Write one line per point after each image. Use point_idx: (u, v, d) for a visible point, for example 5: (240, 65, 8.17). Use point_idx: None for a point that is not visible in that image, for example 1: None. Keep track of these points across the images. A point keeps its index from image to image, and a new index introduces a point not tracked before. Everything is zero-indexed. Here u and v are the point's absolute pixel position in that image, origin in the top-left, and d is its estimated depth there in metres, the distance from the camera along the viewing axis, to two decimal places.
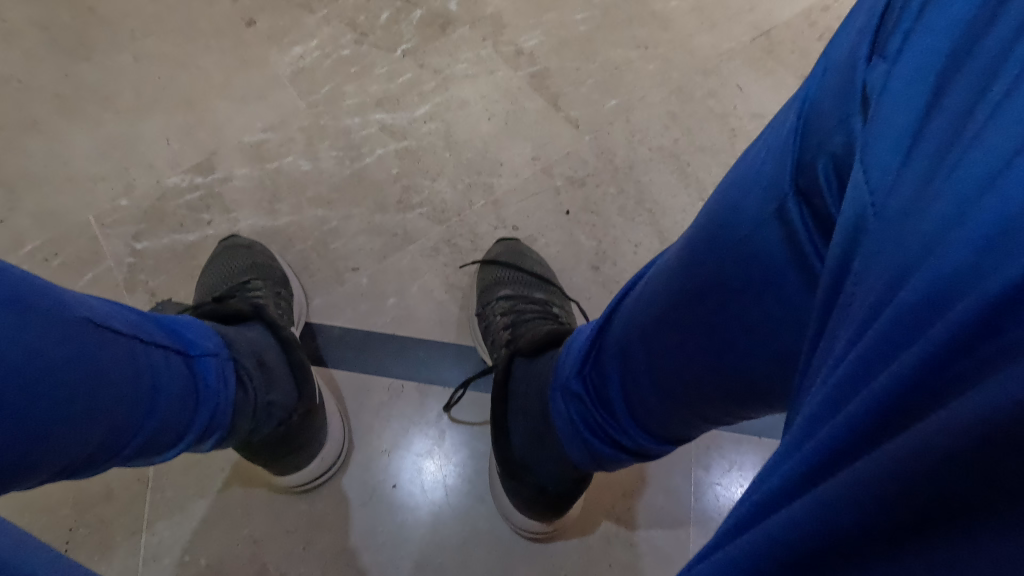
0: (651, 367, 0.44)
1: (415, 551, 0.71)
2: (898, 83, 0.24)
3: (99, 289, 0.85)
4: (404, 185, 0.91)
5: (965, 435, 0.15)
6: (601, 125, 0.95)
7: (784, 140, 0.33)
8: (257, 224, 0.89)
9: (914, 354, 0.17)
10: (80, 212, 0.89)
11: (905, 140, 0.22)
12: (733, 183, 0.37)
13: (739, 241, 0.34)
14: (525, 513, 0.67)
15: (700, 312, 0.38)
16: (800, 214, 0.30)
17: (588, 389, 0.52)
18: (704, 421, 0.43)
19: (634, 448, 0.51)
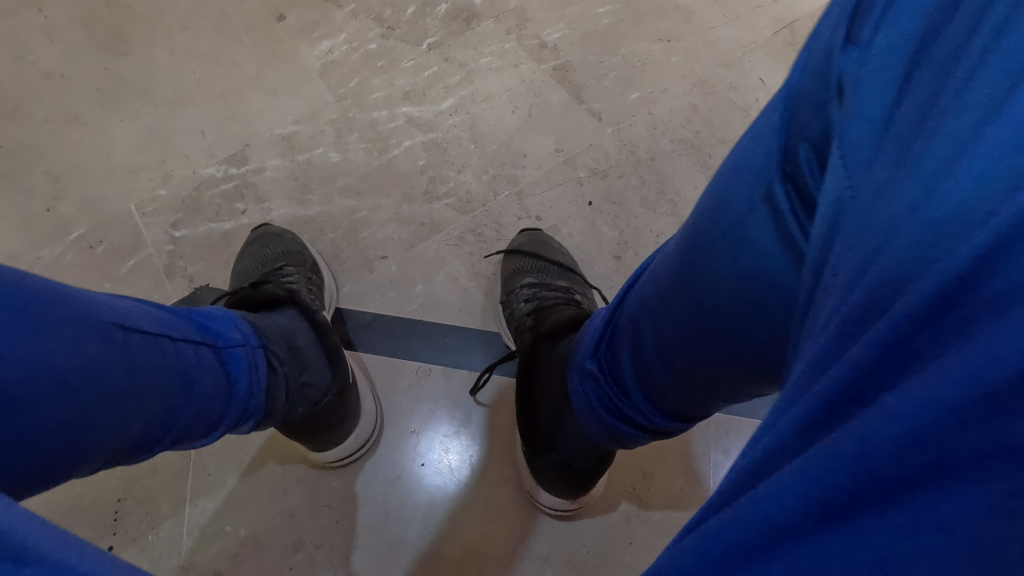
0: (659, 348, 0.46)
1: (442, 527, 0.74)
2: (862, 79, 0.25)
3: (140, 275, 0.89)
4: (430, 177, 0.93)
5: (929, 402, 0.16)
6: (623, 117, 0.96)
7: (770, 131, 0.35)
8: (289, 213, 0.93)
9: (891, 312, 0.18)
10: (122, 201, 0.93)
11: (875, 131, 0.24)
12: (728, 168, 0.39)
13: (731, 227, 0.37)
14: (551, 491, 0.70)
15: (700, 292, 0.40)
16: (787, 198, 0.33)
17: (602, 369, 0.54)
18: (711, 398, 0.45)
19: (648, 426, 0.53)
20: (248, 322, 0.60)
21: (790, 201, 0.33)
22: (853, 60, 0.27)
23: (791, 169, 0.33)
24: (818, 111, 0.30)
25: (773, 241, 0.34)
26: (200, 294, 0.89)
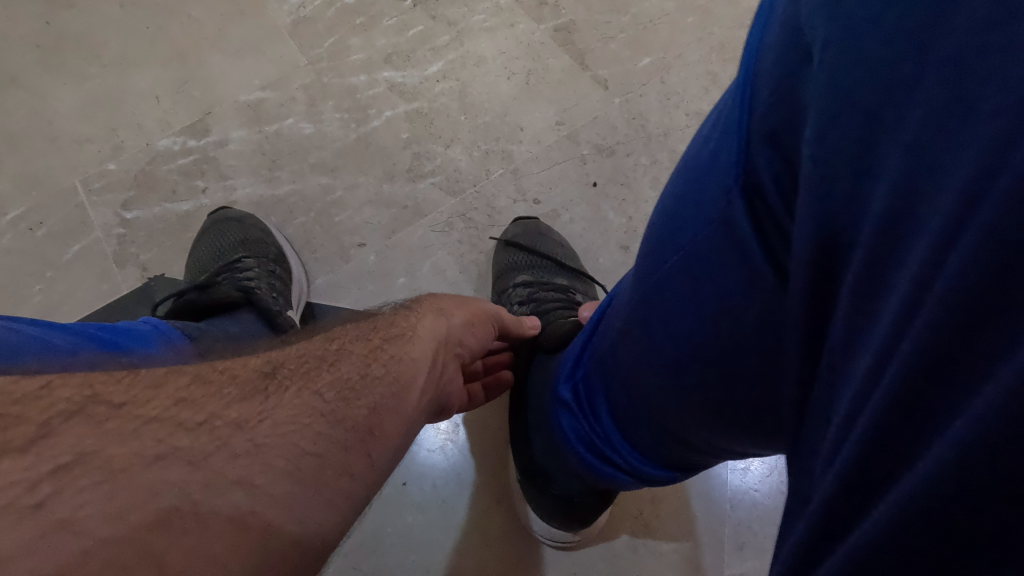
0: (633, 391, 0.41)
1: (425, 555, 0.67)
2: (864, 121, 0.19)
3: (87, 262, 0.79)
4: (414, 152, 0.83)
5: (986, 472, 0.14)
6: (632, 86, 0.86)
7: (728, 129, 0.28)
8: (255, 192, 0.82)
9: (938, 450, 0.15)
10: (65, 177, 0.82)
11: (914, 211, 0.17)
12: (682, 179, 0.33)
13: (698, 252, 0.31)
14: (552, 523, 0.63)
15: (665, 330, 0.35)
16: (748, 215, 0.27)
17: (578, 397, 0.50)
18: (682, 446, 0.40)
19: (629, 470, 0.47)
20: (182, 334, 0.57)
21: (758, 214, 0.26)
22: (818, 68, 0.21)
23: (751, 176, 0.26)
24: (787, 113, 0.24)
25: (730, 270, 0.29)
26: (156, 285, 0.79)
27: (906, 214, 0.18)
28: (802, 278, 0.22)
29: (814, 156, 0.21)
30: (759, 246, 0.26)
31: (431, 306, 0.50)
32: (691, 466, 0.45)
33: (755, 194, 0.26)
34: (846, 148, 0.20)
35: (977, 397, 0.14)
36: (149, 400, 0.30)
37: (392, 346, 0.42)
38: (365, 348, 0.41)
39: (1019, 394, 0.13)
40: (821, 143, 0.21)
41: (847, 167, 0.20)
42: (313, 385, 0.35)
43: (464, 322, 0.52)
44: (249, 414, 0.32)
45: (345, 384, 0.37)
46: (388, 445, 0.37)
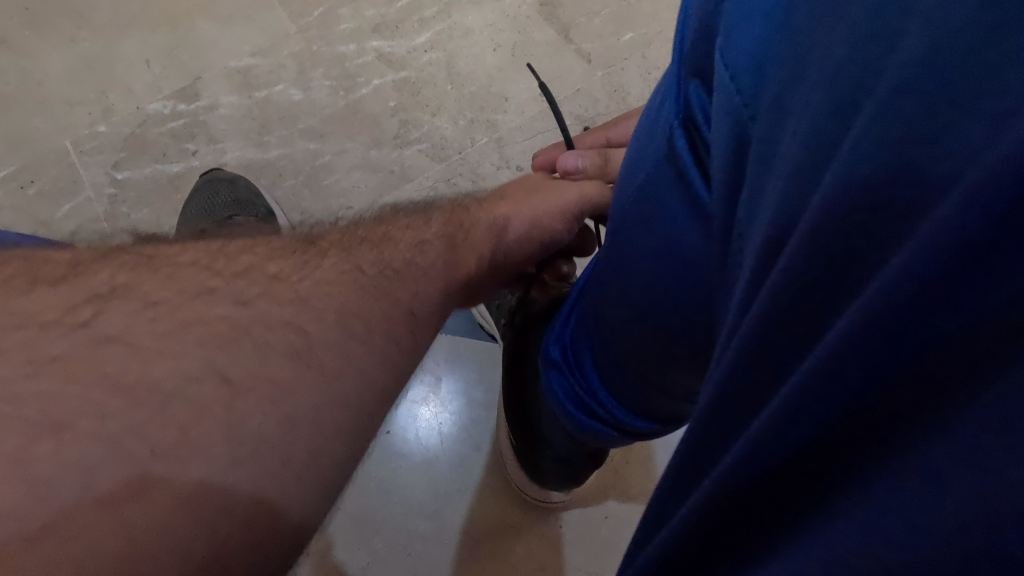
0: (612, 339, 0.45)
1: (407, 497, 0.69)
2: (743, 74, 0.26)
3: (79, 221, 0.81)
4: (401, 120, 0.85)
5: (870, 376, 0.16)
6: (614, 60, 0.88)
7: (671, 81, 0.34)
8: (245, 156, 0.84)
9: (821, 352, 0.17)
10: (55, 137, 0.83)
11: (819, 170, 0.20)
12: (640, 140, 0.37)
13: (652, 193, 0.35)
14: (546, 484, 0.65)
15: (639, 270, 0.39)
16: (688, 144, 0.32)
17: (566, 356, 0.53)
18: (663, 390, 0.43)
19: (613, 422, 0.50)
20: None
21: (698, 148, 0.31)
22: (717, 46, 0.28)
23: (690, 115, 0.32)
24: (705, 47, 0.30)
25: (680, 205, 0.33)
26: None
27: (814, 180, 0.20)
28: (721, 181, 0.28)
29: (716, 111, 0.28)
30: (698, 172, 0.31)
31: (486, 218, 0.48)
32: (670, 419, 0.48)
33: (694, 128, 0.31)
34: (728, 110, 0.27)
35: (838, 329, 0.17)
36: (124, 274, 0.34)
37: (444, 256, 0.42)
38: (412, 246, 0.41)
39: (873, 325, 0.15)
40: (720, 99, 0.28)
41: (733, 119, 0.27)
42: (353, 259, 0.37)
43: (526, 225, 0.49)
44: (285, 269, 0.34)
45: (386, 266, 0.38)
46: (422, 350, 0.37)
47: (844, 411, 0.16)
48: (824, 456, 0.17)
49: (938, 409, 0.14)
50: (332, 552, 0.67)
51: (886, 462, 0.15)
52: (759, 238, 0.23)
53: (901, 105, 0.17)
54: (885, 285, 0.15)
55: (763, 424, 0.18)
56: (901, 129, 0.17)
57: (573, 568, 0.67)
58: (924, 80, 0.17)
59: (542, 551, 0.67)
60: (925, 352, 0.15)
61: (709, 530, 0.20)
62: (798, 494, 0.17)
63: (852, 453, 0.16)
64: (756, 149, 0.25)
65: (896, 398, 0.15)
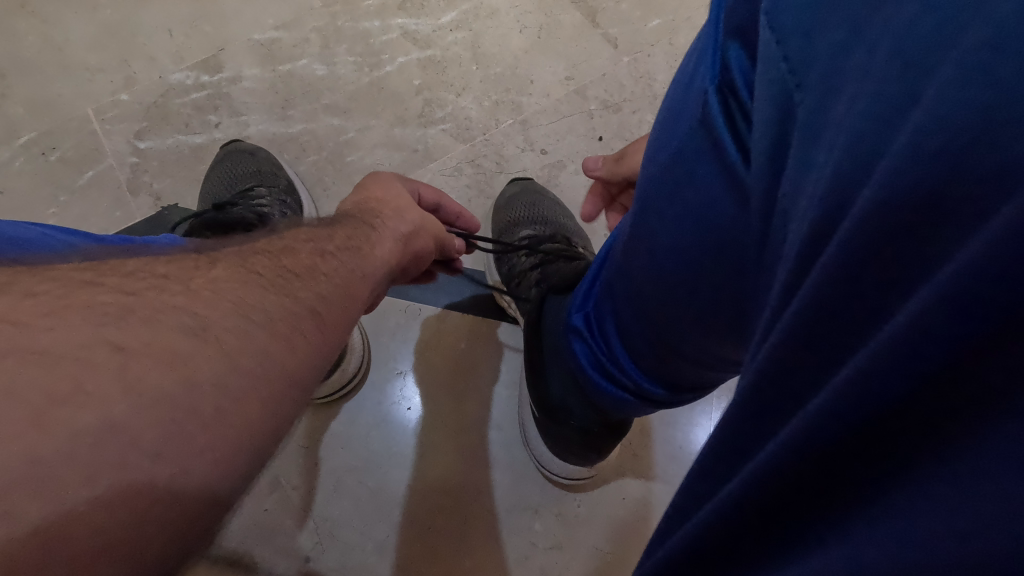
0: (637, 308, 0.44)
1: (426, 474, 0.70)
2: (791, 34, 0.24)
3: (100, 189, 0.80)
4: (426, 99, 0.84)
5: (930, 360, 0.13)
6: (641, 46, 0.88)
7: (704, 47, 0.33)
8: (268, 129, 0.84)
9: (881, 338, 0.14)
10: (77, 104, 0.82)
11: (866, 131, 0.17)
12: (673, 106, 0.37)
13: (682, 159, 0.35)
14: (568, 459, 0.65)
15: (666, 237, 0.38)
16: (722, 108, 0.31)
17: (588, 325, 0.53)
18: (688, 360, 0.41)
19: (633, 389, 0.49)
20: None
21: (733, 113, 0.30)
22: (763, 10, 0.26)
23: (727, 78, 0.31)
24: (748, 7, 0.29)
25: (713, 171, 0.32)
26: (169, 214, 0.81)
27: (857, 143, 0.18)
28: (759, 153, 0.25)
29: (760, 81, 0.25)
30: (733, 139, 0.30)
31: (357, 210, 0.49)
32: (693, 391, 0.47)
33: (731, 91, 0.30)
34: (771, 77, 0.24)
35: (902, 311, 0.14)
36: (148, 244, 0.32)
37: (342, 237, 0.42)
38: (310, 243, 0.39)
39: (947, 304, 0.13)
40: (763, 67, 0.25)
41: (774, 87, 0.24)
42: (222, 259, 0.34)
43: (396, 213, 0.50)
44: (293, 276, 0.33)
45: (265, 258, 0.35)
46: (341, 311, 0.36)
47: (893, 410, 0.14)
48: (867, 458, 0.15)
49: (1006, 410, 0.13)
50: (350, 524, 0.68)
51: (945, 473, 0.13)
52: (792, 222, 0.21)
53: (976, 62, 0.15)
54: (956, 269, 0.13)
55: (807, 418, 0.15)
56: (976, 80, 0.15)
57: (592, 547, 0.68)
58: (1006, 37, 0.14)
59: (559, 531, 0.68)
60: (996, 345, 0.13)
61: (735, 532, 0.17)
62: (828, 501, 0.15)
63: (920, 455, 0.14)
64: (798, 124, 0.22)
65: (957, 398, 0.13)
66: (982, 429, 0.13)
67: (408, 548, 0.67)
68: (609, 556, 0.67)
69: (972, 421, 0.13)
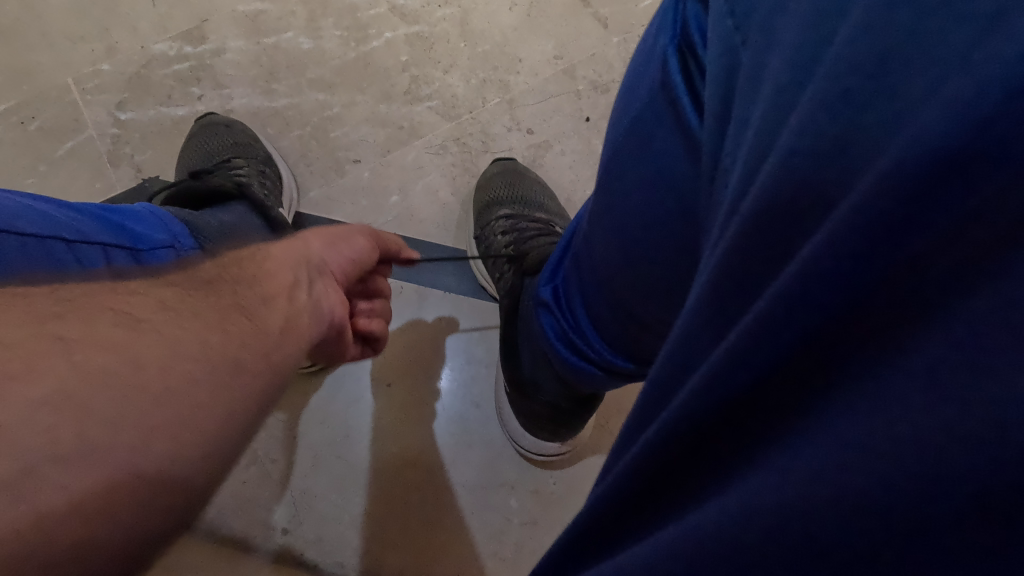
0: (600, 280, 0.44)
1: (407, 449, 0.70)
2: None
3: (80, 160, 0.79)
4: (412, 75, 0.84)
5: (832, 293, 0.15)
6: (631, 26, 0.86)
7: (667, 14, 0.34)
8: (252, 103, 0.83)
9: (787, 276, 0.16)
10: (56, 73, 0.80)
11: (792, 95, 0.19)
12: (635, 73, 0.37)
13: (638, 123, 0.36)
14: (540, 435, 0.66)
15: (626, 205, 0.38)
16: (684, 70, 0.31)
17: (557, 297, 0.53)
18: (648, 331, 0.41)
19: (600, 362, 0.49)
20: (182, 223, 0.57)
21: (690, 71, 0.31)
22: None
23: (688, 38, 0.31)
24: None
25: (673, 136, 0.32)
26: (150, 186, 0.80)
27: (785, 106, 0.19)
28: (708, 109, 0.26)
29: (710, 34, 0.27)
30: (691, 101, 0.31)
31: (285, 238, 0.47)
32: (656, 365, 0.47)
33: (689, 51, 0.31)
34: (718, 28, 0.26)
35: (805, 250, 0.16)
36: None
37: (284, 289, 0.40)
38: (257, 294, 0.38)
39: (846, 242, 0.15)
40: (713, 18, 0.27)
41: (722, 41, 0.25)
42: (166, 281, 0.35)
43: (323, 245, 0.48)
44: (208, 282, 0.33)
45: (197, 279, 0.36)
46: (270, 326, 0.36)
47: (800, 341, 0.15)
48: (780, 391, 0.16)
49: (889, 339, 0.14)
50: (327, 497, 0.68)
51: (841, 402, 0.15)
52: (728, 177, 0.22)
53: (868, 33, 0.17)
54: (858, 199, 0.15)
55: (721, 354, 0.16)
56: (883, 50, 0.17)
57: (567, 523, 0.69)
58: (887, 15, 0.17)
59: (535, 507, 0.69)
60: (872, 294, 0.14)
61: (660, 471, 0.18)
62: (743, 432, 0.17)
63: (821, 385, 0.15)
64: (735, 82, 0.24)
65: (847, 336, 0.15)
66: (872, 354, 0.14)
67: (385, 522, 0.68)
68: None
69: (862, 347, 0.15)
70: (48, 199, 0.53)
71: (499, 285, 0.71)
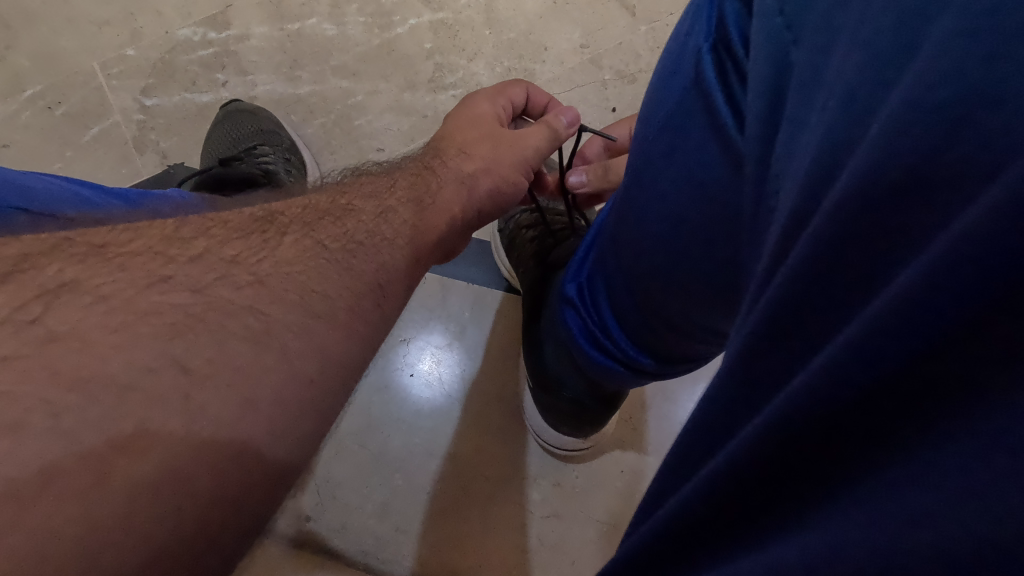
0: (628, 278, 0.44)
1: (429, 441, 0.71)
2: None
3: (107, 145, 0.80)
4: (437, 63, 0.83)
5: (926, 330, 0.14)
6: (660, 14, 0.85)
7: (701, 12, 0.34)
8: (275, 90, 0.83)
9: (875, 309, 0.15)
10: (81, 58, 0.80)
11: (868, 113, 0.19)
12: (668, 68, 0.36)
13: (666, 120, 0.35)
14: (563, 430, 0.66)
15: (655, 204, 0.37)
16: (718, 68, 0.31)
17: (582, 295, 0.53)
18: (678, 331, 0.41)
19: (624, 360, 0.49)
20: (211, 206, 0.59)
21: (726, 69, 0.30)
22: None
23: (723, 35, 0.31)
24: None
25: (706, 137, 0.32)
26: (175, 172, 0.81)
27: (860, 123, 0.19)
28: (753, 116, 0.26)
29: (755, 41, 0.27)
30: (726, 101, 0.30)
31: (454, 175, 0.49)
32: (683, 363, 0.47)
33: (725, 49, 0.31)
34: (767, 33, 0.26)
35: (895, 284, 0.15)
36: (134, 233, 0.31)
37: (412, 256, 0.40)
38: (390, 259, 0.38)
39: (934, 276, 0.14)
40: (759, 23, 0.27)
41: (771, 49, 0.25)
42: (314, 234, 0.35)
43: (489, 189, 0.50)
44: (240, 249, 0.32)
45: (350, 240, 0.37)
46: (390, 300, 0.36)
47: (871, 388, 0.15)
48: (864, 424, 0.15)
49: (991, 380, 0.13)
50: (351, 486, 0.69)
51: (936, 441, 0.14)
52: (788, 191, 0.22)
53: (947, 63, 0.16)
54: (938, 249, 0.14)
55: (802, 385, 0.16)
56: (971, 63, 0.16)
57: (590, 518, 0.68)
58: (970, 41, 0.16)
59: (557, 500, 0.69)
60: (968, 331, 0.14)
61: (734, 496, 0.18)
62: (808, 475, 0.17)
63: (914, 422, 0.15)
64: (794, 95, 0.23)
65: (940, 374, 0.14)
66: (972, 396, 0.14)
67: (407, 512, 0.68)
68: (607, 527, 0.68)
69: (958, 387, 0.14)
70: (85, 183, 0.54)
71: (523, 280, 0.69)
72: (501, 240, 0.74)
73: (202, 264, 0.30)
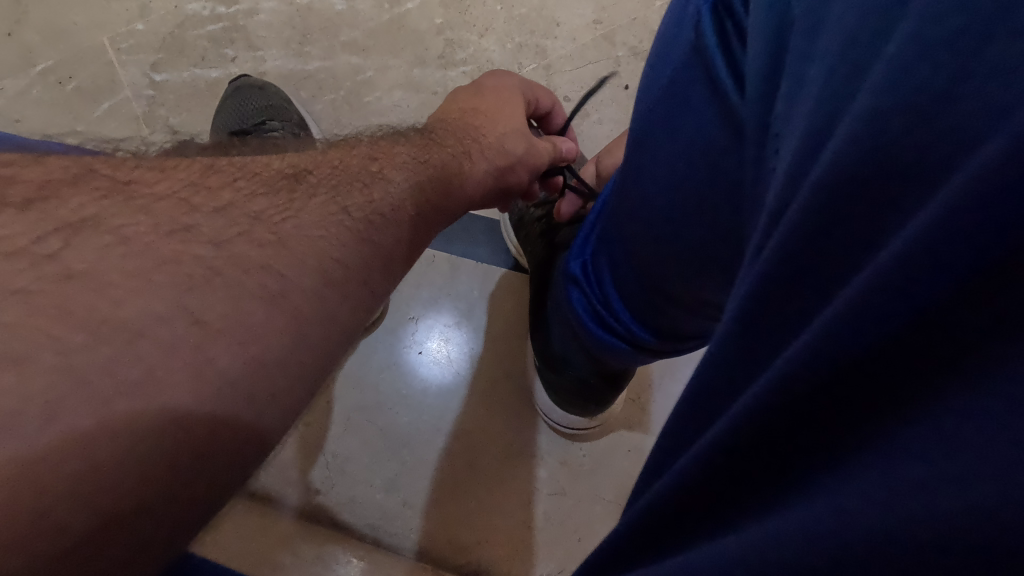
0: (631, 255, 0.43)
1: (436, 417, 0.71)
2: None
3: (117, 121, 0.80)
4: (447, 39, 0.81)
5: (922, 291, 0.14)
6: None
7: None
8: (285, 66, 0.82)
9: (870, 272, 0.15)
10: (90, 33, 0.80)
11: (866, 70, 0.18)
12: (666, 36, 0.36)
13: (668, 89, 0.34)
14: (570, 410, 0.66)
15: (657, 177, 0.37)
16: (720, 32, 0.30)
17: (586, 272, 0.52)
18: (683, 309, 0.40)
19: (628, 338, 0.48)
20: None
21: (727, 33, 0.30)
22: None
23: None
24: None
25: (709, 105, 0.31)
26: None
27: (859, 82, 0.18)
28: (755, 83, 0.25)
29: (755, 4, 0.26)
30: (728, 69, 0.29)
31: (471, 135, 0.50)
32: (688, 341, 0.46)
33: (727, 12, 0.30)
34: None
35: (892, 245, 0.15)
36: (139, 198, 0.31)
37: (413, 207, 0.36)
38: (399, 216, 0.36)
39: (934, 235, 0.14)
40: None
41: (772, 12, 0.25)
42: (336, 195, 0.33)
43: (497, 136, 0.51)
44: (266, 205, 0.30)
45: (375, 209, 0.34)
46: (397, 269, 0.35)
47: (869, 351, 0.15)
48: (857, 389, 0.15)
49: (989, 341, 0.13)
50: (359, 461, 0.70)
51: (934, 406, 0.14)
52: (785, 155, 0.21)
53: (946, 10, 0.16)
54: (945, 202, 0.14)
55: (795, 353, 0.16)
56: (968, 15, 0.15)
57: (595, 496, 0.69)
58: None
59: (564, 477, 0.69)
60: (966, 290, 0.13)
61: (730, 466, 0.18)
62: (805, 441, 0.16)
63: (909, 386, 0.14)
64: (793, 56, 0.23)
65: (936, 336, 0.14)
66: (970, 358, 0.14)
67: (413, 488, 0.69)
68: (613, 505, 0.68)
69: (955, 348, 0.14)
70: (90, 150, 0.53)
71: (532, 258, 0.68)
72: (510, 219, 0.73)
73: (227, 216, 0.29)
